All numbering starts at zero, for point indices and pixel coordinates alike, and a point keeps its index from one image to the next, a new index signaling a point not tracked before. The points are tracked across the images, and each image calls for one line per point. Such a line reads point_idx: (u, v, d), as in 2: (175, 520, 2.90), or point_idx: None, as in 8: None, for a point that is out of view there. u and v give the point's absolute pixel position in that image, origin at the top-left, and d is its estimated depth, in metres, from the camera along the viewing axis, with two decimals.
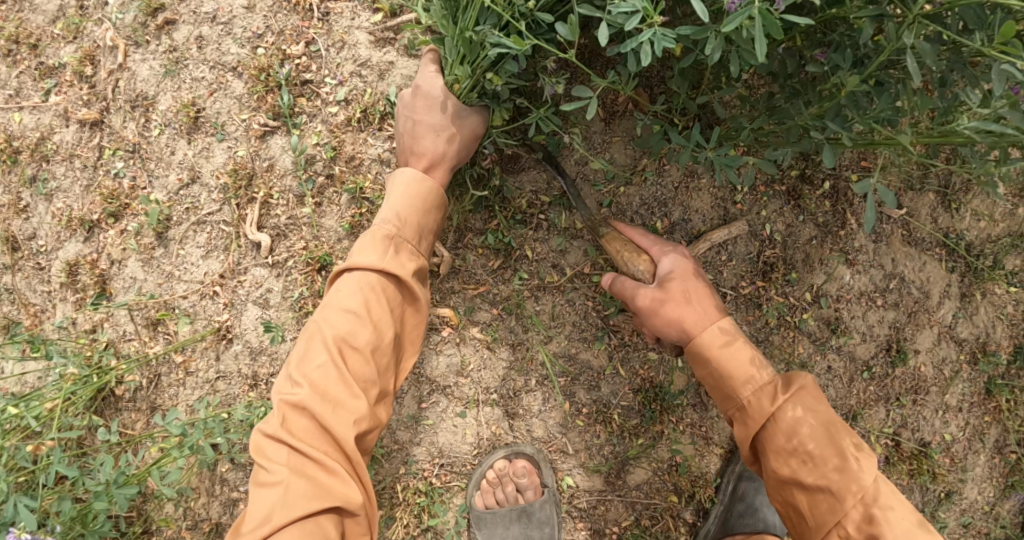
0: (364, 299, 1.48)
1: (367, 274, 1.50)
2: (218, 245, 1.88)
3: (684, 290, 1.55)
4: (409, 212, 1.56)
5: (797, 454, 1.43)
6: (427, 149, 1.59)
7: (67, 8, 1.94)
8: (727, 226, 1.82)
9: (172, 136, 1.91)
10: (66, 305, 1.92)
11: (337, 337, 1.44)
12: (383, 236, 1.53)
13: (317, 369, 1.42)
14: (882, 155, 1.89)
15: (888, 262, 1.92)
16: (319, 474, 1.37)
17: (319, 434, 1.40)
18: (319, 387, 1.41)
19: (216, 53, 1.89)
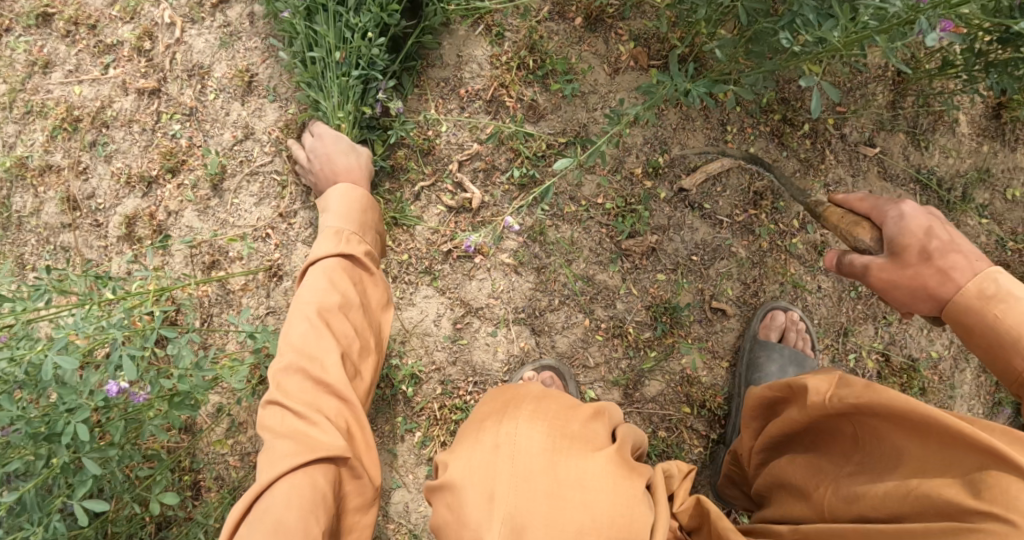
0: (328, 281, 1.66)
1: (328, 262, 1.68)
2: (270, 193, 2.07)
3: (924, 248, 1.30)
4: (355, 213, 1.79)
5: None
6: (349, 173, 1.86)
7: None
8: (721, 159, 2.02)
9: (226, 100, 2.09)
10: (123, 256, 2.11)
11: (314, 316, 1.61)
12: (334, 232, 1.73)
13: (297, 343, 1.58)
14: (853, 100, 2.19)
15: (866, 193, 2.17)
16: (308, 429, 1.49)
17: (307, 394, 1.54)
18: (300, 355, 1.57)
19: (267, 26, 2.11)
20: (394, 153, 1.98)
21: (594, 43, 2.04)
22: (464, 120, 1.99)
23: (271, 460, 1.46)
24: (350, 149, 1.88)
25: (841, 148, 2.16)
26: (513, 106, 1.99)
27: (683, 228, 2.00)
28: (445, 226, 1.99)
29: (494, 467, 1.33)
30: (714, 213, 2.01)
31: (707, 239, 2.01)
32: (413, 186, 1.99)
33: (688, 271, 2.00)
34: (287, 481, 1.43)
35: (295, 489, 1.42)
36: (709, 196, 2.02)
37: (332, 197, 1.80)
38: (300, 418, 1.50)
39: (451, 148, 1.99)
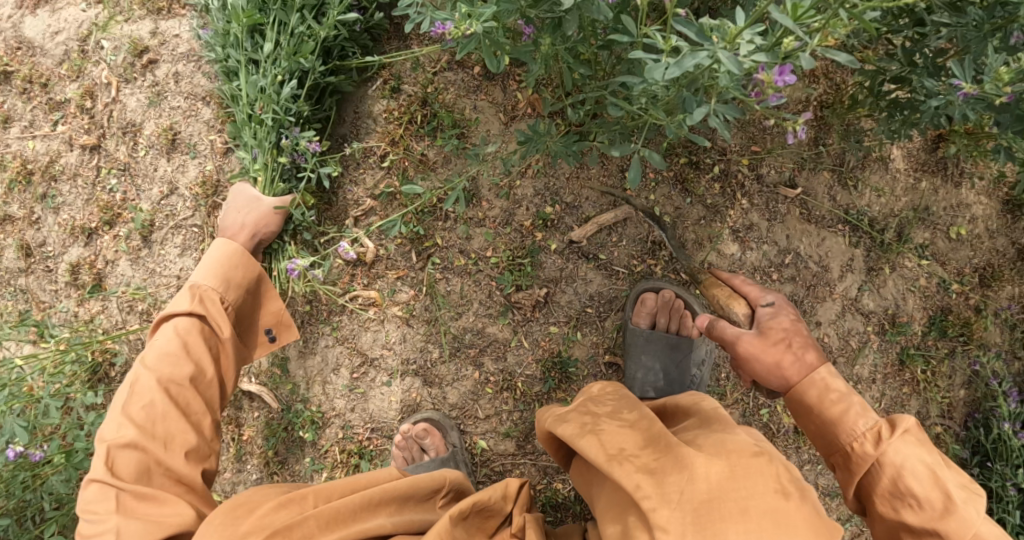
0: (180, 341, 1.58)
1: (182, 324, 1.60)
2: (192, 244, 2.14)
3: (786, 338, 1.54)
4: (220, 270, 1.72)
5: (901, 497, 1.37)
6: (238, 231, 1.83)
7: (71, 52, 2.24)
8: (615, 209, 1.98)
9: (155, 156, 2.17)
10: (70, 300, 2.17)
11: (157, 386, 1.53)
12: (195, 290, 1.67)
13: (139, 421, 1.49)
14: (773, 138, 2.08)
15: (782, 238, 2.06)
16: (157, 512, 1.43)
17: (146, 471, 1.46)
18: (138, 434, 1.48)
19: (189, 85, 2.17)
20: None
21: (491, 93, 2.03)
22: (358, 176, 2.04)
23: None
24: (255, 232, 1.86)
25: (758, 190, 2.07)
26: (406, 161, 2.02)
27: (577, 280, 1.98)
28: (344, 278, 2.03)
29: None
30: (609, 264, 1.98)
31: (602, 290, 1.98)
32: (314, 241, 2.04)
33: (582, 323, 1.98)
34: None
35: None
36: (604, 246, 1.98)
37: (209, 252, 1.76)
38: (143, 501, 1.43)
39: (348, 204, 2.04)
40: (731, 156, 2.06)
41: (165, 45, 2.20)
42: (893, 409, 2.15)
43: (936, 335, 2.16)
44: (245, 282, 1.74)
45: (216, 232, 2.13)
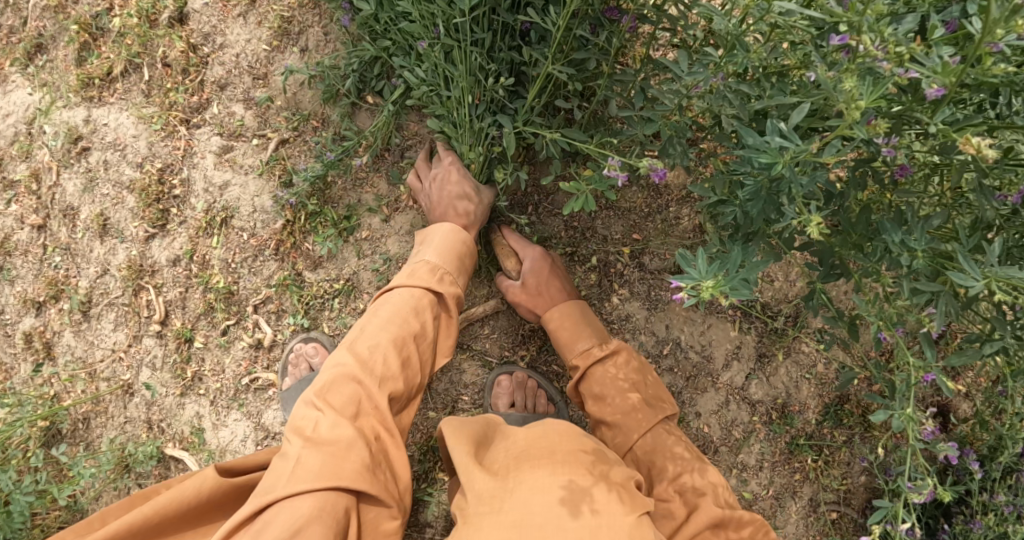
0: (397, 307, 1.75)
1: (418, 291, 1.78)
2: (123, 320, 2.32)
3: (539, 283, 1.91)
4: (452, 253, 1.89)
5: (604, 399, 1.77)
6: (464, 212, 1.95)
7: (19, 134, 2.42)
8: (486, 303, 2.04)
9: (91, 238, 2.36)
10: (26, 364, 2.39)
11: (391, 339, 1.68)
12: (429, 267, 1.85)
13: (361, 358, 1.64)
14: (657, 224, 2.07)
15: (661, 328, 2.09)
16: (343, 440, 1.52)
17: (355, 409, 1.57)
18: (357, 369, 1.63)
19: (117, 174, 2.34)
20: (206, 296, 2.23)
21: (379, 187, 2.14)
22: (257, 267, 2.19)
23: (296, 470, 1.47)
24: (473, 189, 1.95)
25: (638, 278, 2.08)
26: (295, 255, 2.17)
27: (452, 370, 2.05)
28: (245, 362, 2.22)
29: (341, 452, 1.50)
30: (483, 354, 2.05)
31: (476, 380, 2.04)
32: (221, 324, 2.22)
33: (457, 410, 2.05)
34: (301, 498, 1.43)
35: (312, 514, 1.42)
36: (477, 337, 2.06)
37: (439, 232, 1.91)
38: (338, 430, 1.53)
39: (249, 292, 2.19)
40: (611, 245, 2.07)
41: (95, 133, 2.37)
42: (782, 495, 2.22)
43: (831, 423, 2.21)
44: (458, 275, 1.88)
45: (141, 311, 2.30)
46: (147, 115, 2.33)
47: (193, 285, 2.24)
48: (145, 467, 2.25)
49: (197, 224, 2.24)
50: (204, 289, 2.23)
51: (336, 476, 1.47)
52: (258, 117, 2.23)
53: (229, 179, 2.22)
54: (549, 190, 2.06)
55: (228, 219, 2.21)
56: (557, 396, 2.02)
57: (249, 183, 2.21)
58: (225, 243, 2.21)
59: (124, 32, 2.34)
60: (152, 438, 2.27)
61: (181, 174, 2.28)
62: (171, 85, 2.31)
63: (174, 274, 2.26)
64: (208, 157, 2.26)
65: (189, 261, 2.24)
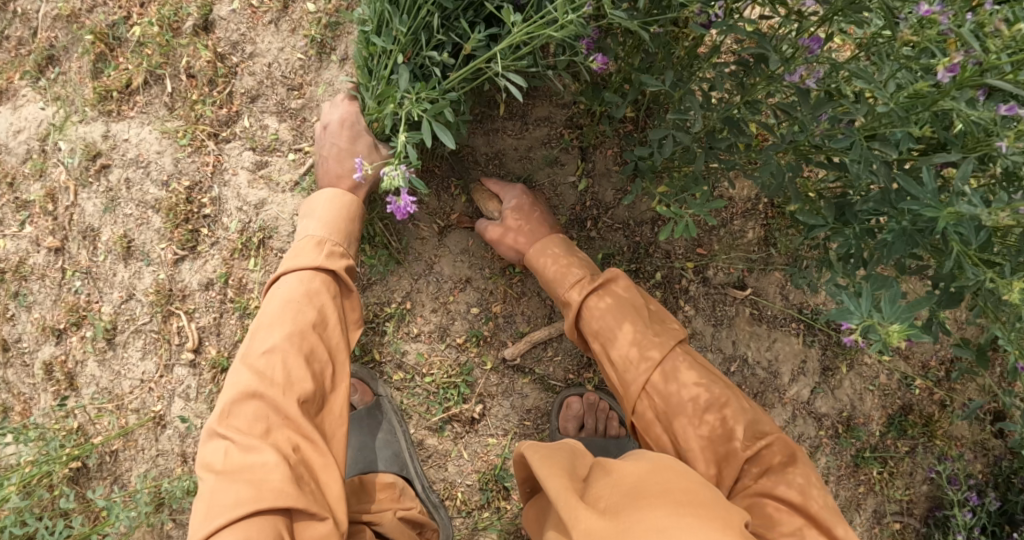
0: (295, 299, 1.61)
1: (304, 277, 1.64)
2: (151, 348, 2.19)
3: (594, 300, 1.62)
4: (338, 221, 1.77)
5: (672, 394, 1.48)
6: (348, 171, 1.83)
7: (32, 152, 2.27)
8: (548, 325, 1.94)
9: (113, 261, 2.23)
10: (48, 395, 2.25)
11: (287, 338, 1.55)
12: (316, 243, 1.71)
13: (258, 370, 1.52)
14: (722, 238, 2.00)
15: (728, 345, 2.02)
16: (255, 462, 1.42)
17: (262, 426, 1.46)
18: (255, 383, 1.50)
19: (140, 193, 2.21)
20: (244, 322, 2.10)
21: None
22: None
23: (211, 507, 1.39)
24: (362, 146, 1.83)
25: (703, 293, 2.01)
26: None
27: (512, 394, 1.95)
28: None
29: (253, 475, 1.41)
30: (545, 378, 1.95)
31: (538, 404, 1.95)
32: None
33: (519, 436, 1.95)
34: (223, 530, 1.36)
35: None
36: (539, 360, 1.96)
37: (318, 203, 1.79)
38: (247, 454, 1.43)
39: None
40: (675, 260, 1.99)
41: (115, 149, 2.24)
42: (847, 508, 2.15)
43: (896, 435, 2.14)
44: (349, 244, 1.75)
45: (171, 338, 2.17)
46: (172, 129, 2.19)
47: (228, 310, 2.12)
48: (181, 502, 2.13)
49: (231, 247, 2.12)
50: (242, 315, 2.11)
51: (255, 501, 1.38)
52: (294, 131, 2.10)
53: (265, 198, 2.10)
54: (610, 204, 1.97)
55: (266, 241, 2.10)
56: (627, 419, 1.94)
57: (287, 203, 2.08)
58: (262, 265, 2.09)
59: (144, 41, 2.20)
60: (189, 471, 2.16)
61: (211, 193, 2.14)
62: (197, 97, 2.18)
63: (207, 298, 2.13)
64: (241, 175, 2.13)
65: (224, 285, 2.12)
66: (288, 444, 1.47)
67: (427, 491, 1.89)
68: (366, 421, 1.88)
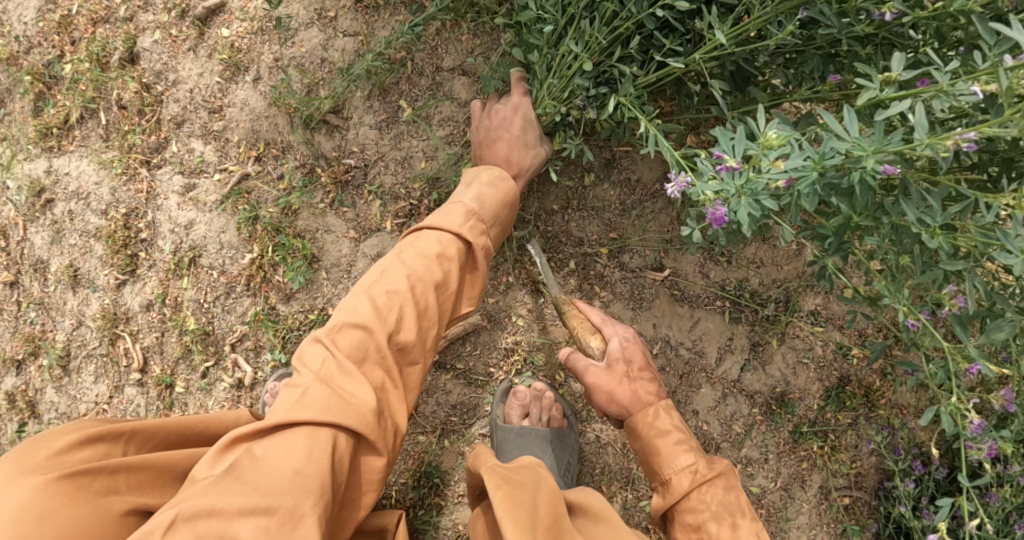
0: (438, 251, 1.60)
1: (447, 237, 1.62)
2: (102, 372, 2.28)
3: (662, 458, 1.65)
4: (495, 202, 1.75)
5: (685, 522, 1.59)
6: (518, 160, 1.83)
7: None
8: (464, 320, 1.97)
9: (63, 290, 2.32)
10: (13, 423, 2.35)
11: (411, 286, 1.52)
12: (466, 209, 1.69)
13: (377, 304, 1.49)
14: (634, 222, 2.01)
15: (648, 328, 2.04)
16: (349, 387, 1.41)
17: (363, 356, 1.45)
18: (370, 316, 1.47)
19: (82, 223, 2.30)
20: (182, 340, 2.16)
21: (344, 212, 2.06)
22: (230, 305, 2.12)
23: (299, 404, 1.38)
24: (532, 139, 1.84)
25: (620, 278, 2.02)
26: (266, 289, 2.10)
27: (437, 391, 1.99)
28: (227, 403, 2.14)
29: (340, 400, 1.39)
30: (467, 373, 1.99)
31: (462, 399, 1.99)
32: (200, 366, 2.15)
33: (447, 431, 1.99)
34: (300, 432, 1.35)
35: (312, 447, 1.34)
36: (460, 355, 1.99)
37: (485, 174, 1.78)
38: (343, 377, 1.42)
39: (224, 331, 2.13)
40: (587, 247, 2.00)
41: (58, 184, 2.33)
42: (791, 485, 2.15)
43: (834, 408, 2.14)
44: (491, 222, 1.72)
45: (119, 361, 2.25)
46: (107, 160, 2.28)
47: (167, 329, 2.18)
48: None
49: (165, 268, 2.18)
50: (179, 334, 2.17)
51: (340, 418, 1.37)
52: (218, 151, 2.17)
53: (193, 219, 2.16)
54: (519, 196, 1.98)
55: (197, 260, 2.15)
56: (568, 411, 1.97)
57: (214, 221, 2.14)
58: (196, 284, 2.15)
59: (77, 78, 2.30)
60: None
61: (147, 217, 2.23)
62: (128, 127, 2.26)
63: (149, 319, 2.20)
64: (172, 199, 2.20)
65: (161, 306, 2.18)
66: (379, 386, 1.46)
67: None
68: None
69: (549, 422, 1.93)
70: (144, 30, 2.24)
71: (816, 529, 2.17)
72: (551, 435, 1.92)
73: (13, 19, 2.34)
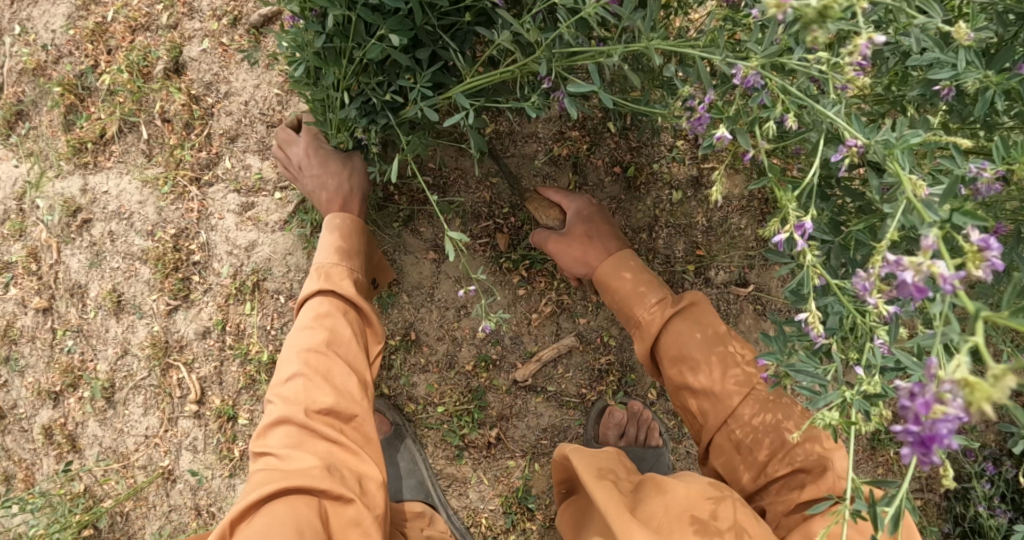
0: (315, 319, 1.61)
1: (315, 302, 1.63)
2: (153, 403, 2.14)
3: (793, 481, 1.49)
4: (339, 245, 1.71)
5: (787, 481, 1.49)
6: (336, 190, 1.78)
7: (9, 212, 2.21)
8: (557, 342, 1.92)
9: (105, 317, 2.17)
10: (50, 459, 2.19)
11: (303, 365, 1.55)
12: (319, 269, 1.67)
13: (284, 396, 1.53)
14: (721, 239, 1.99)
15: (736, 343, 2.04)
16: (291, 465, 1.46)
17: (294, 439, 1.49)
18: (284, 409, 1.52)
19: (125, 245, 2.15)
20: (245, 369, 2.08)
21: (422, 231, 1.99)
22: None
23: (253, 488, 1.44)
24: (335, 166, 1.78)
25: (707, 295, 2.01)
26: None
27: (527, 415, 1.93)
28: None
29: (281, 476, 1.44)
30: (559, 396, 1.93)
31: (554, 422, 1.93)
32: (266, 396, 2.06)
33: (538, 455, 1.93)
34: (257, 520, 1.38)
35: (275, 519, 1.38)
36: (552, 379, 1.93)
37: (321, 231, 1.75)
38: (283, 465, 1.46)
39: None
40: (675, 264, 1.99)
41: (95, 203, 2.17)
42: None
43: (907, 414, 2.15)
44: (359, 255, 1.72)
45: (172, 391, 2.12)
46: (152, 177, 2.14)
47: (229, 357, 2.08)
48: None
49: (225, 294, 2.08)
50: (242, 362, 2.08)
51: (290, 482, 1.42)
52: (277, 168, 2.07)
53: (254, 240, 2.07)
54: (604, 214, 1.96)
55: (259, 285, 2.06)
56: (665, 431, 1.93)
57: (278, 242, 2.06)
58: (262, 309, 2.06)
59: (114, 89, 2.14)
60: (205, 525, 2.10)
61: (199, 238, 2.10)
62: (174, 141, 2.12)
63: (206, 347, 2.09)
64: (228, 219, 2.09)
65: (222, 333, 2.08)
66: (322, 443, 1.50)
67: (452, 518, 1.89)
68: (386, 454, 1.89)
69: (649, 441, 1.91)
70: (190, 38, 2.11)
71: None
72: (653, 450, 1.90)
73: (39, 27, 2.18)
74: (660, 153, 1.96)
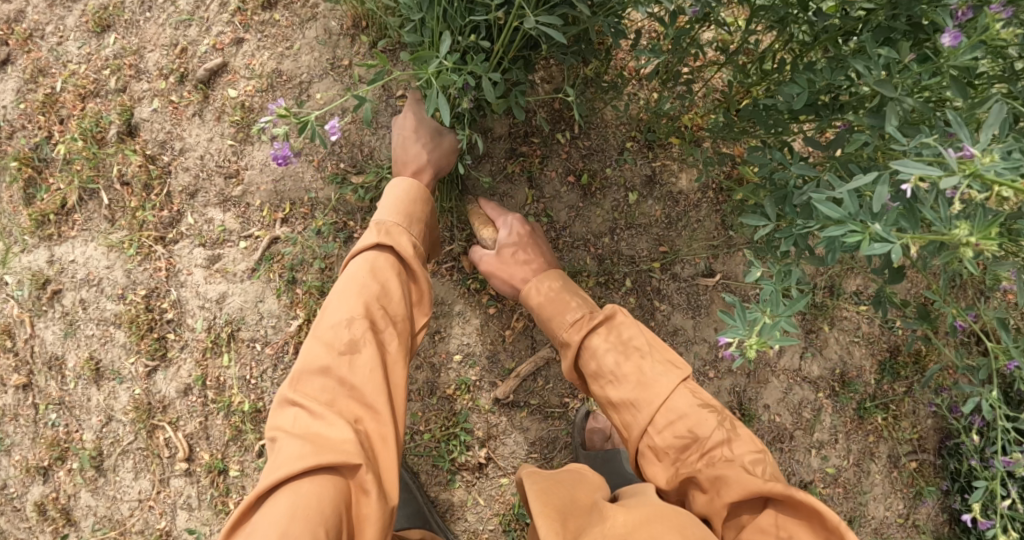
0: (366, 270, 1.56)
1: (367, 254, 1.58)
2: (143, 466, 2.13)
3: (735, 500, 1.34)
4: (401, 205, 1.68)
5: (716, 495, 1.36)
6: (413, 156, 1.77)
7: None
8: (534, 355, 1.95)
9: (85, 385, 2.17)
10: (46, 534, 2.17)
11: (353, 314, 1.48)
12: (376, 223, 1.64)
13: (327, 342, 1.45)
14: (682, 232, 2.03)
15: (711, 332, 2.06)
16: (325, 427, 1.35)
17: (331, 396, 1.40)
18: (325, 358, 1.43)
19: (97, 311, 2.15)
20: (230, 420, 2.09)
21: None
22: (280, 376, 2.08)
23: (279, 448, 1.34)
24: (428, 135, 1.79)
25: (676, 289, 2.04)
26: None
27: (514, 431, 1.94)
28: None
29: (313, 439, 1.33)
30: (543, 407, 1.95)
31: (542, 435, 1.95)
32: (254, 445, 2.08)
33: None
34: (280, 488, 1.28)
35: (299, 495, 1.27)
36: (533, 391, 1.95)
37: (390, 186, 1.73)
38: (315, 422, 1.36)
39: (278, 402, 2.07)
40: (640, 263, 2.02)
41: (63, 272, 2.18)
42: (862, 460, 2.16)
43: (889, 379, 2.16)
44: (422, 217, 1.68)
45: (160, 452, 2.12)
46: (117, 241, 2.14)
47: (214, 409, 2.10)
48: None
49: (203, 348, 2.10)
50: (227, 414, 2.09)
51: (318, 453, 1.31)
52: (240, 218, 2.09)
53: (226, 291, 2.09)
54: (565, 223, 2.00)
55: (237, 333, 2.09)
56: None
57: (251, 291, 2.08)
58: (241, 357, 2.09)
59: (71, 158, 2.16)
60: None
61: (170, 296, 2.11)
62: (135, 204, 2.13)
63: (189, 404, 2.10)
64: (198, 274, 2.11)
65: (203, 388, 2.10)
66: (362, 410, 1.41)
67: None
68: None
69: None
70: (140, 99, 2.13)
71: (889, 497, 2.17)
72: None
73: None
74: (612, 157, 2.01)
